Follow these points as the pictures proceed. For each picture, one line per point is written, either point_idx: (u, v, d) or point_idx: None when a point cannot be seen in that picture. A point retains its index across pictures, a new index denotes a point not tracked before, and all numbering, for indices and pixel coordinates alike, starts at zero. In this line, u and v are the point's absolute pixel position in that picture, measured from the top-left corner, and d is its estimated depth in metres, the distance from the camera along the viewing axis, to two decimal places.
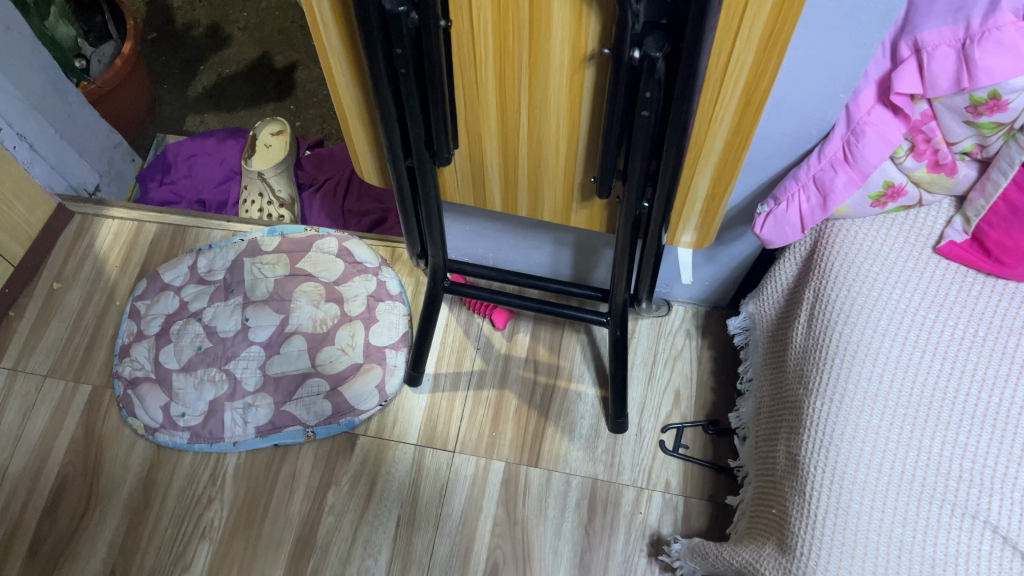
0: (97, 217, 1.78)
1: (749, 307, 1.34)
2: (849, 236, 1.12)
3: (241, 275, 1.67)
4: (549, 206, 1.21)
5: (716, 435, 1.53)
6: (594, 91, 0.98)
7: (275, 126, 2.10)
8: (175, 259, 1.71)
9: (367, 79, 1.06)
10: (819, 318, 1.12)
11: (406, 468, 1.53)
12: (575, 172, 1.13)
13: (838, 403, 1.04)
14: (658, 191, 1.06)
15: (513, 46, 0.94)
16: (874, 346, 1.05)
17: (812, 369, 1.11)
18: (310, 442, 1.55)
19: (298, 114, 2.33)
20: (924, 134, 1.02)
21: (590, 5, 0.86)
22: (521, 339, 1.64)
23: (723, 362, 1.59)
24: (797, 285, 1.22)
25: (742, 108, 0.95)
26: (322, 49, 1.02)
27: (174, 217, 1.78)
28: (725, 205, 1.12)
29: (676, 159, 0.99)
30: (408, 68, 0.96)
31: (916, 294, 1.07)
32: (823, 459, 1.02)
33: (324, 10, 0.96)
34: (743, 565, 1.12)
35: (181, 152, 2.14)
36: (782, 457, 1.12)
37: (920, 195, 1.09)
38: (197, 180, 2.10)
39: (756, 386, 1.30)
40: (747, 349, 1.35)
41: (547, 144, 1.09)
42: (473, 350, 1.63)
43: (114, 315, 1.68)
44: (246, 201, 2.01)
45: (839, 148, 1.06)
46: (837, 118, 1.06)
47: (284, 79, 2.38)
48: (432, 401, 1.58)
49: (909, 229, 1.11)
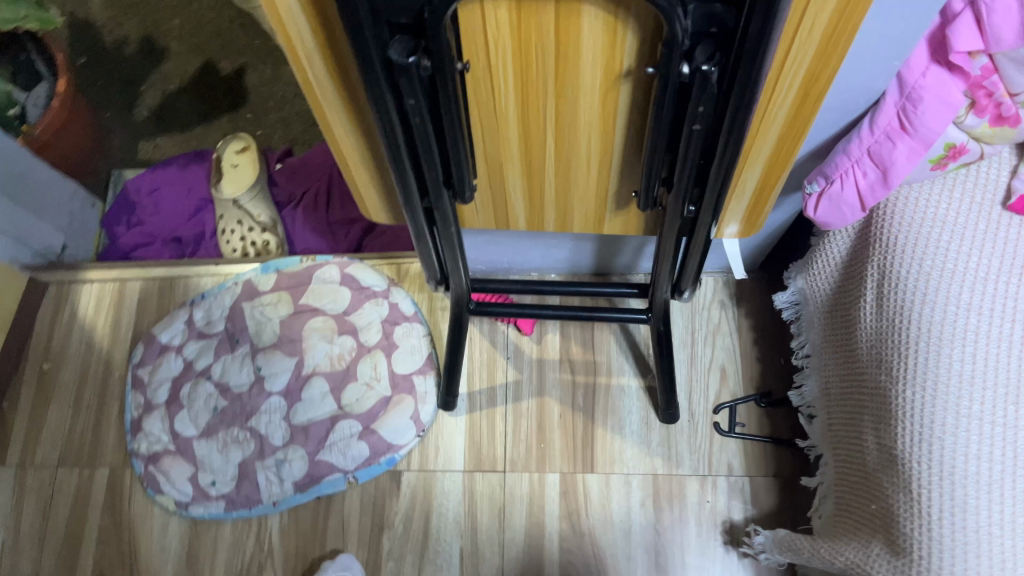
0: (74, 283, 1.64)
1: (797, 281, 1.27)
2: (908, 205, 1.04)
3: (243, 322, 1.56)
4: (579, 218, 1.11)
5: (769, 407, 1.47)
6: (630, 105, 0.87)
7: (239, 143, 1.94)
8: (169, 316, 1.59)
9: (370, 127, 0.94)
10: (891, 297, 1.04)
11: (459, 497, 1.46)
12: (609, 184, 1.02)
13: (930, 391, 0.97)
14: (708, 195, 0.97)
15: (537, 73, 0.83)
16: (960, 324, 0.97)
17: (889, 352, 1.03)
18: (354, 488, 1.47)
19: (258, 123, 2.17)
20: (986, 89, 0.92)
21: (628, 22, 0.75)
22: (551, 340, 1.56)
23: (764, 329, 1.52)
24: (852, 258, 1.14)
25: (800, 101, 0.85)
26: (316, 106, 0.90)
27: (157, 269, 1.65)
28: (775, 194, 1.03)
29: (731, 164, 0.89)
30: (420, 115, 0.85)
31: (993, 258, 0.99)
32: (924, 454, 0.96)
33: (317, 66, 0.84)
34: (849, 565, 1.06)
35: (143, 188, 1.99)
36: (872, 448, 1.06)
37: (983, 150, 1.00)
38: (168, 217, 1.95)
39: (820, 365, 1.23)
40: (801, 324, 1.28)
41: (577, 161, 0.98)
42: (503, 361, 1.54)
43: (116, 387, 1.57)
44: (224, 231, 1.88)
45: (893, 116, 0.97)
46: (887, 84, 0.96)
47: (234, 87, 2.22)
48: (472, 423, 1.50)
49: (973, 187, 1.02)
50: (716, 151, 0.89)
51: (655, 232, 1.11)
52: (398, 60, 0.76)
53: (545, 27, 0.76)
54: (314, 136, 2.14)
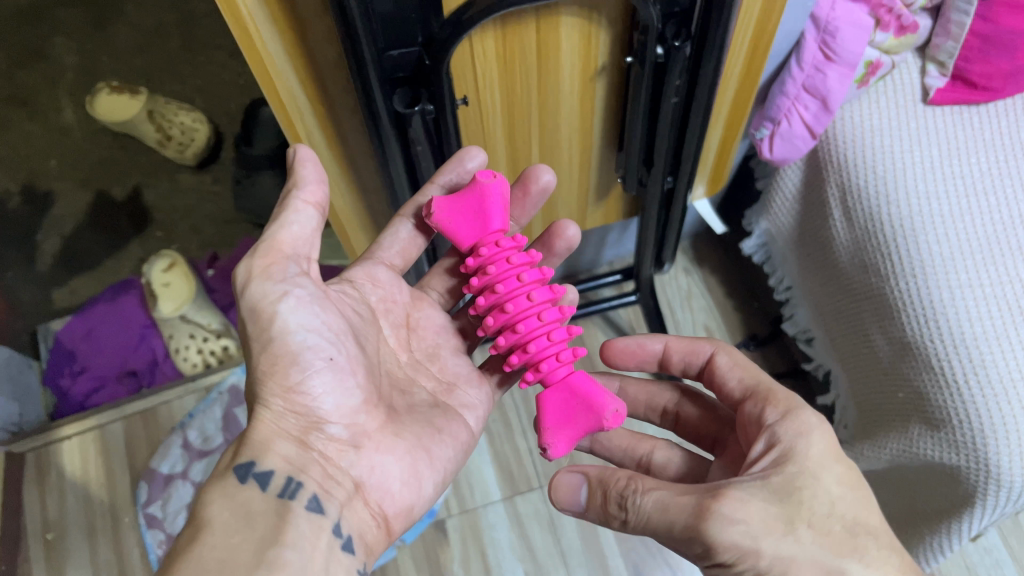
0: (48, 447, 1.02)
1: (759, 224, 0.90)
2: (847, 128, 0.75)
3: (162, 476, 0.98)
4: (561, 195, 0.72)
5: (761, 352, 0.98)
6: (615, 104, 0.62)
7: (163, 260, 1.21)
8: (139, 457, 1.02)
9: (308, 4, 0.46)
10: (856, 204, 0.75)
11: (538, 537, 0.96)
12: (765, 50, 0.61)
13: (923, 275, 0.69)
14: (687, 156, 0.66)
15: (518, 49, 0.53)
16: (937, 221, 0.70)
17: (885, 258, 0.73)
18: (404, 559, 0.95)
19: (64, 170, 1.37)
20: (886, 6, 0.67)
21: (602, 13, 0.53)
22: (292, 231, 0.50)
23: (741, 280, 1.03)
24: (811, 188, 0.81)
25: (750, 54, 0.61)
26: (231, 6, 0.44)
27: (20, 440, 1.02)
28: (732, 150, 0.74)
29: (707, 97, 0.59)
30: (403, 14, 0.47)
31: (937, 148, 0.72)
32: (948, 355, 0.67)
33: (262, 34, 0.47)
34: (948, 470, 0.69)
35: (70, 333, 1.22)
36: (901, 357, 0.73)
37: (922, 32, 0.72)
38: (111, 349, 1.21)
39: (805, 287, 0.87)
40: (774, 262, 0.92)
41: (545, 124, 0.62)
42: (421, 424, 0.57)
43: (38, 558, 0.96)
44: (173, 352, 1.20)
45: (815, 44, 0.69)
46: (806, 48, 0.69)
47: (83, 75, 1.42)
48: (518, 508, 0.97)
49: (894, 94, 0.75)
50: (687, 122, 0.62)
51: (615, 197, 0.74)
52: (400, 54, 0.50)
53: (529, 34, 0.52)
54: (225, 105, 1.39)
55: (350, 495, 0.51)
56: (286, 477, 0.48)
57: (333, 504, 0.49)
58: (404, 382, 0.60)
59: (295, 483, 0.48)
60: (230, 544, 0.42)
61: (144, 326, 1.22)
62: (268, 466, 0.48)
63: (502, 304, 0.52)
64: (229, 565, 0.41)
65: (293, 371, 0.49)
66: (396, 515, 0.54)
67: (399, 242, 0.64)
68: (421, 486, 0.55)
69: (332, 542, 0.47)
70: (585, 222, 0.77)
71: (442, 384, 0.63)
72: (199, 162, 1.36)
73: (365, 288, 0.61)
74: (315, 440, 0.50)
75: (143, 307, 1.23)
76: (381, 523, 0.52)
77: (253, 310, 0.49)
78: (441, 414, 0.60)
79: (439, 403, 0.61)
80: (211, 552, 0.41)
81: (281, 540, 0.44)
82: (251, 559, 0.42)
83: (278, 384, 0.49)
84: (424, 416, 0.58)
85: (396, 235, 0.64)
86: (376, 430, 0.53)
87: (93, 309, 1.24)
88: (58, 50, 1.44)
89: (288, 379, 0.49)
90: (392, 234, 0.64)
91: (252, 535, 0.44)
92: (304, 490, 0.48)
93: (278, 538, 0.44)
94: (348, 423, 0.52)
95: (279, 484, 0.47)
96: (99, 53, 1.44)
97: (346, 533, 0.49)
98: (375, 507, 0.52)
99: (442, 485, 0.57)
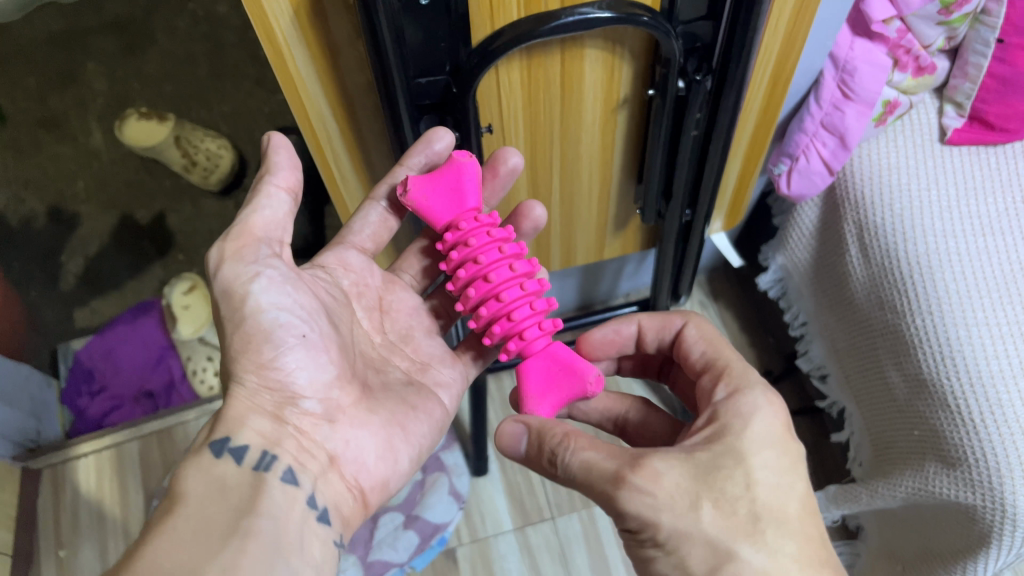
0: (64, 465, 1.03)
1: (776, 259, 0.90)
2: (864, 165, 0.76)
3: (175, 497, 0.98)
4: (580, 225, 0.73)
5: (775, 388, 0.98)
6: (636, 135, 0.63)
7: (183, 284, 1.24)
8: (154, 477, 1.02)
9: (341, 31, 0.48)
10: (872, 240, 0.75)
11: (548, 567, 0.95)
12: (784, 86, 0.62)
13: (939, 312, 0.70)
14: (704, 191, 0.67)
15: (543, 79, 0.55)
16: (954, 259, 0.70)
17: (901, 295, 0.73)
18: None
19: (91, 192, 1.39)
20: (904, 47, 0.68)
21: (626, 45, 0.54)
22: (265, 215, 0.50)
23: (757, 316, 1.03)
24: (828, 224, 0.81)
25: (770, 91, 0.63)
26: (266, 29, 0.46)
27: (38, 456, 1.03)
28: (749, 184, 0.75)
29: (726, 131, 0.60)
30: (433, 41, 0.49)
31: (954, 188, 0.73)
32: (964, 394, 0.67)
33: (295, 55, 0.49)
34: (964, 509, 0.69)
35: (89, 352, 1.23)
36: (917, 394, 0.73)
37: (939, 74, 0.73)
38: (129, 370, 1.22)
39: (820, 323, 0.87)
40: (790, 298, 0.92)
41: (567, 154, 0.63)
42: (396, 401, 0.58)
43: (50, 573, 0.97)
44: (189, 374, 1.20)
45: (834, 83, 0.70)
46: (825, 86, 0.70)
47: (113, 101, 1.45)
48: (529, 538, 0.97)
49: (911, 133, 0.75)
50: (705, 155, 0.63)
51: (632, 227, 0.75)
52: (425, 80, 0.52)
53: (554, 64, 0.54)
54: (250, 134, 1.41)
55: (325, 468, 0.51)
56: (262, 451, 0.48)
57: (308, 476, 0.49)
58: (379, 361, 0.60)
59: (270, 458, 0.48)
60: (206, 515, 0.43)
61: (162, 347, 1.23)
62: (243, 441, 0.48)
63: (484, 276, 0.51)
64: (203, 533, 0.42)
65: (265, 348, 0.50)
66: (371, 489, 0.54)
67: (370, 225, 0.63)
68: (397, 459, 0.56)
69: (307, 512, 0.48)
70: (601, 252, 0.78)
71: (415, 363, 0.63)
72: (222, 187, 1.38)
73: (337, 272, 0.61)
74: (290, 415, 0.51)
75: (162, 328, 1.24)
76: (357, 497, 0.53)
77: (226, 292, 0.49)
78: (415, 392, 0.60)
79: (413, 381, 0.61)
80: (186, 523, 0.42)
81: (257, 511, 0.45)
82: (226, 528, 0.43)
83: (251, 361, 0.50)
84: (397, 393, 0.59)
85: (366, 219, 0.63)
86: (351, 405, 0.54)
87: (114, 330, 1.25)
88: (91, 76, 1.47)
89: (262, 356, 0.50)
90: (362, 218, 0.63)
91: (225, 506, 0.44)
92: (279, 463, 0.48)
93: (253, 509, 0.45)
94: (322, 398, 0.52)
95: (253, 457, 0.48)
96: (131, 80, 1.47)
97: (322, 505, 0.49)
98: (352, 480, 0.53)
99: (417, 460, 0.58)
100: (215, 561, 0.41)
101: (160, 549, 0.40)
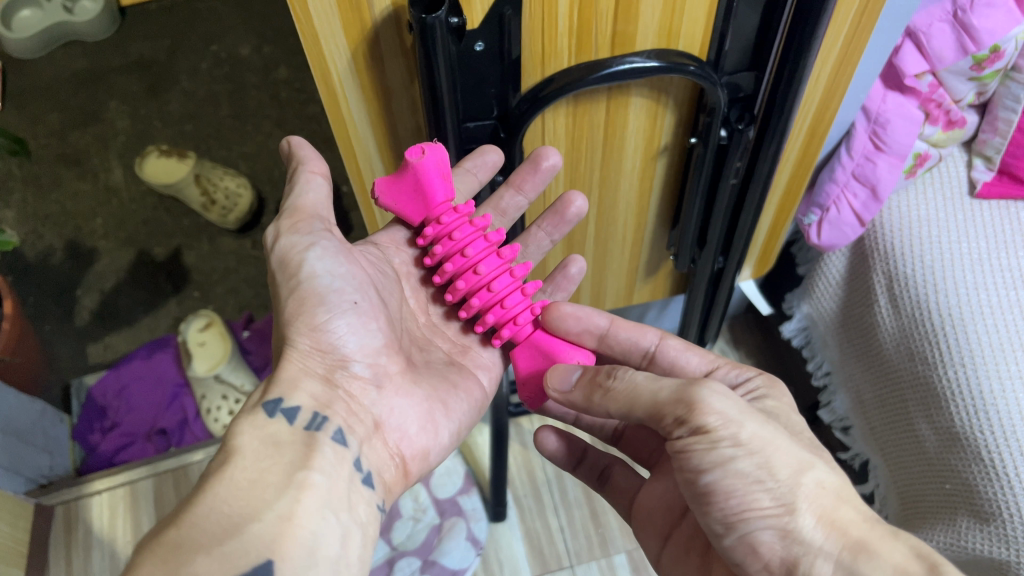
0: (73, 505, 1.02)
1: (802, 309, 0.90)
2: (894, 218, 0.77)
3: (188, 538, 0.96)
4: (612, 270, 0.73)
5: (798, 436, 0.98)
6: (671, 185, 0.64)
7: (200, 320, 1.22)
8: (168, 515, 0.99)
9: (395, 74, 0.49)
10: (903, 293, 0.75)
11: None
12: (821, 139, 0.63)
13: (972, 365, 0.69)
14: (738, 241, 0.67)
15: (588, 127, 0.56)
16: (986, 314, 0.70)
17: (931, 347, 0.73)
18: None
19: (110, 228, 1.39)
20: (935, 101, 0.69)
21: (672, 91, 0.55)
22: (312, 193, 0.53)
23: (777, 363, 1.03)
24: (858, 275, 0.82)
25: (806, 143, 0.63)
26: (323, 69, 0.47)
27: (49, 493, 1.02)
28: (782, 228, 0.75)
29: (766, 180, 0.61)
30: (484, 85, 0.50)
31: (984, 241, 0.73)
32: (999, 449, 0.66)
33: (348, 95, 0.49)
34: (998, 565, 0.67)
35: (103, 389, 1.22)
36: (950, 449, 0.72)
37: (966, 128, 0.75)
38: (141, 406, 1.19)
39: (846, 375, 0.87)
40: (814, 347, 0.92)
41: (607, 201, 0.64)
42: (437, 377, 0.58)
43: None
44: (203, 412, 1.17)
45: (865, 134, 0.71)
46: (856, 140, 0.71)
47: (135, 139, 1.46)
48: None
49: (941, 186, 0.76)
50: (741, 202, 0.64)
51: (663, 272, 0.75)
52: (478, 125, 0.53)
53: (599, 112, 0.55)
54: (269, 173, 1.43)
55: (371, 433, 0.52)
56: (313, 412, 0.49)
57: (355, 439, 0.50)
58: (423, 341, 0.60)
59: (316, 420, 0.48)
60: (261, 468, 0.44)
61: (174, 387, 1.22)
62: (295, 402, 0.48)
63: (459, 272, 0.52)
64: (254, 494, 0.42)
65: (319, 310, 0.51)
66: (413, 458, 0.55)
67: None
68: (438, 431, 0.56)
69: (354, 475, 0.48)
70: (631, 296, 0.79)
71: (458, 345, 0.62)
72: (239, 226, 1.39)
73: (389, 250, 0.60)
74: (340, 378, 0.52)
75: (176, 365, 1.23)
76: (399, 465, 0.53)
77: (282, 260, 0.51)
78: (457, 371, 0.60)
79: (454, 362, 0.61)
80: (242, 474, 0.43)
81: (310, 465, 0.46)
82: (281, 480, 0.44)
83: (304, 323, 0.51)
84: (439, 372, 0.59)
85: None
86: (398, 372, 0.55)
87: (125, 367, 1.23)
88: (115, 112, 1.48)
89: (316, 317, 0.51)
90: None
91: (280, 461, 0.45)
92: (330, 424, 0.49)
93: (308, 463, 0.46)
94: (370, 362, 0.53)
95: (306, 417, 0.48)
96: (154, 117, 1.48)
97: (367, 469, 0.50)
98: (394, 447, 0.53)
99: (456, 437, 0.59)
100: (271, 510, 0.42)
101: (219, 496, 0.41)
